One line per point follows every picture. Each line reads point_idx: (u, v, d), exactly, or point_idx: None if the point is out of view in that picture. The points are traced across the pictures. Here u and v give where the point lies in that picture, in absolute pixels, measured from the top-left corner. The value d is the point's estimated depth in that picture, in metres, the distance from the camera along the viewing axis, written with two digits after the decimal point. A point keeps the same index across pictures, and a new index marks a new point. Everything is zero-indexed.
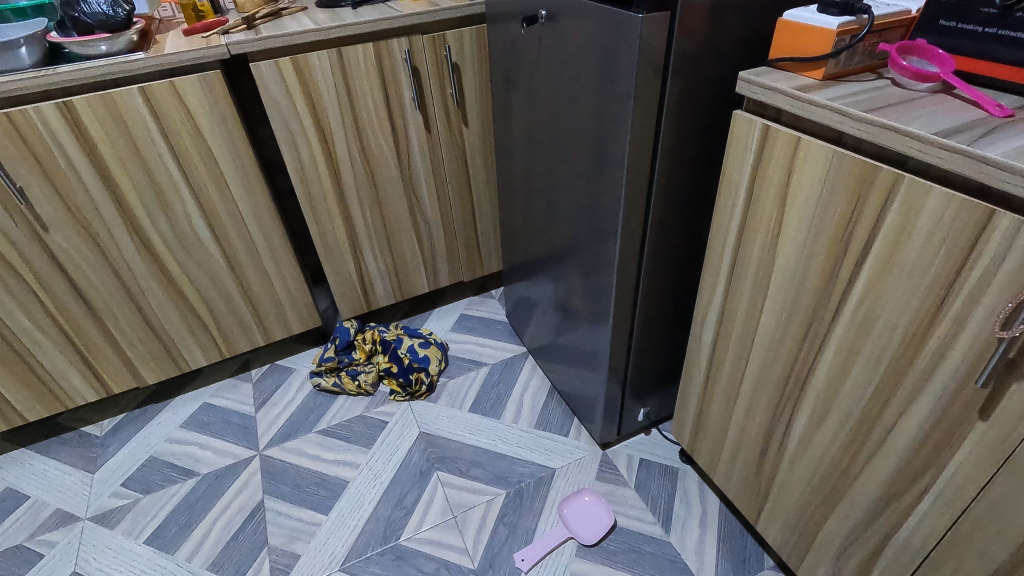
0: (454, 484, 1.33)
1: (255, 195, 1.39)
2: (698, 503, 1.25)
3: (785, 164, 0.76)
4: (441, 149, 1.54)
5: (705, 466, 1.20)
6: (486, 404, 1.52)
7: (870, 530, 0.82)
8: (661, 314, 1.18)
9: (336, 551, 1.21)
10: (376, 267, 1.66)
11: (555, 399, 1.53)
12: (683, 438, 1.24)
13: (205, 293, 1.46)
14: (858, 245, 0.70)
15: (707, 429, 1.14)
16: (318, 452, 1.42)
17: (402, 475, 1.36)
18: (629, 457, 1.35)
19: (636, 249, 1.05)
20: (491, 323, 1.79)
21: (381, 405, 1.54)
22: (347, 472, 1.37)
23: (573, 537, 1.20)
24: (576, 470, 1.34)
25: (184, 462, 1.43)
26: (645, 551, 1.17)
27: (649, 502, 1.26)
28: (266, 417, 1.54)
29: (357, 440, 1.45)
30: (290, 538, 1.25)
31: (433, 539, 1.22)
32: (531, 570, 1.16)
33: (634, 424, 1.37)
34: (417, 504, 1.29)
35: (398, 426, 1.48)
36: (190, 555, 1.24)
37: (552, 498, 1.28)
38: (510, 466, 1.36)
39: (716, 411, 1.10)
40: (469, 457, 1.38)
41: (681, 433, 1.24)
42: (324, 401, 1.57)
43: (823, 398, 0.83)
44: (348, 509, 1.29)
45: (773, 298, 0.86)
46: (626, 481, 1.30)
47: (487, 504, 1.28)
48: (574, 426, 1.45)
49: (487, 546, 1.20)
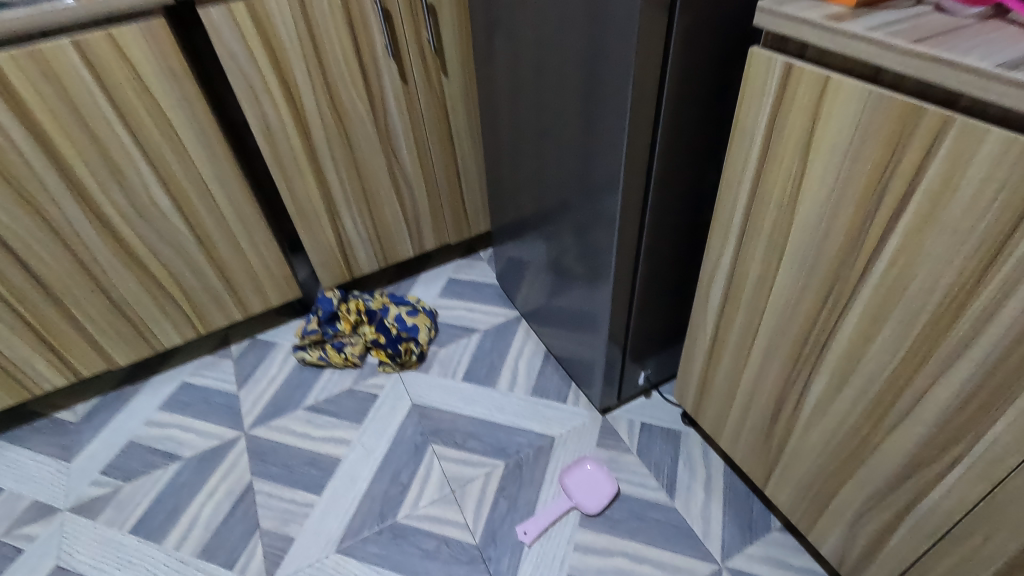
0: (451, 457, 1.28)
1: (218, 160, 1.27)
2: (702, 466, 1.22)
3: (810, 107, 0.68)
4: (419, 102, 1.41)
5: (710, 430, 1.16)
6: (479, 372, 1.46)
7: (890, 499, 0.79)
8: (662, 274, 1.12)
9: (331, 532, 1.17)
10: (356, 232, 1.56)
11: (551, 364, 1.48)
12: (687, 401, 1.20)
13: (172, 268, 1.36)
14: (893, 199, 0.63)
15: (713, 393, 1.10)
16: (307, 430, 1.37)
17: (396, 450, 1.30)
18: (630, 422, 1.31)
19: (638, 206, 0.98)
20: (482, 287, 1.71)
21: (370, 377, 1.48)
22: (338, 449, 1.32)
23: (575, 507, 1.17)
24: (576, 437, 1.29)
25: (166, 446, 1.37)
26: (650, 518, 1.14)
27: (652, 467, 1.22)
28: (250, 395, 1.47)
29: (347, 416, 1.39)
30: (282, 522, 1.20)
31: (432, 515, 1.18)
32: (534, 544, 1.12)
33: (634, 387, 1.33)
34: (413, 480, 1.25)
35: (389, 398, 1.42)
36: (178, 543, 1.19)
37: (552, 467, 1.24)
38: (507, 436, 1.31)
39: (723, 376, 1.05)
40: (465, 429, 1.33)
41: (684, 396, 1.20)
42: (309, 376, 1.50)
43: (843, 364, 0.78)
44: (341, 488, 1.25)
45: (789, 257, 0.79)
46: (627, 447, 1.26)
47: (486, 477, 1.24)
48: (572, 391, 1.40)
49: (488, 520, 1.17)
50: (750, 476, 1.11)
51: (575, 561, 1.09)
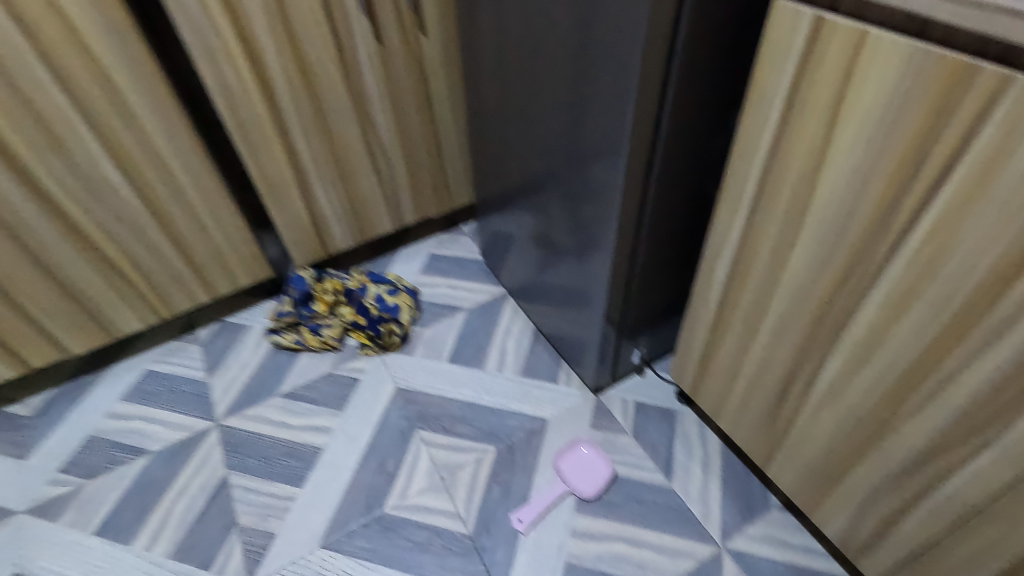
0: (439, 443, 1.22)
1: (174, 128, 1.15)
2: (699, 445, 1.18)
3: (842, 67, 0.61)
4: (395, 64, 1.30)
5: (709, 409, 1.13)
6: (466, 352, 1.40)
7: (908, 482, 0.76)
8: (662, 248, 1.06)
9: (315, 527, 1.11)
10: (330, 206, 1.46)
11: (540, 342, 1.42)
12: (685, 380, 1.16)
13: (128, 248, 1.25)
14: (935, 170, 0.57)
15: (715, 370, 1.06)
16: (285, 418, 1.29)
17: (381, 438, 1.24)
18: (624, 401, 1.27)
19: (641, 175, 0.91)
20: (466, 263, 1.64)
21: (350, 361, 1.40)
22: (318, 438, 1.25)
23: (571, 492, 1.13)
24: (569, 419, 1.25)
25: (131, 440, 1.28)
26: (648, 501, 1.11)
27: (648, 448, 1.19)
28: (221, 382, 1.38)
29: (326, 402, 1.32)
30: (262, 517, 1.13)
31: (422, 505, 1.13)
32: (530, 532, 1.08)
33: (628, 365, 1.28)
34: (400, 468, 1.19)
35: (371, 382, 1.35)
36: (148, 544, 1.11)
37: (545, 451, 1.20)
38: (497, 419, 1.26)
39: (726, 354, 1.01)
40: (453, 412, 1.28)
41: (682, 374, 1.16)
42: (285, 360, 1.42)
43: (862, 345, 0.73)
44: (324, 479, 1.18)
45: (808, 232, 0.74)
46: (622, 428, 1.22)
47: (477, 463, 1.19)
48: (563, 370, 1.35)
49: (480, 508, 1.12)
50: (750, 456, 1.08)
51: (573, 548, 1.06)
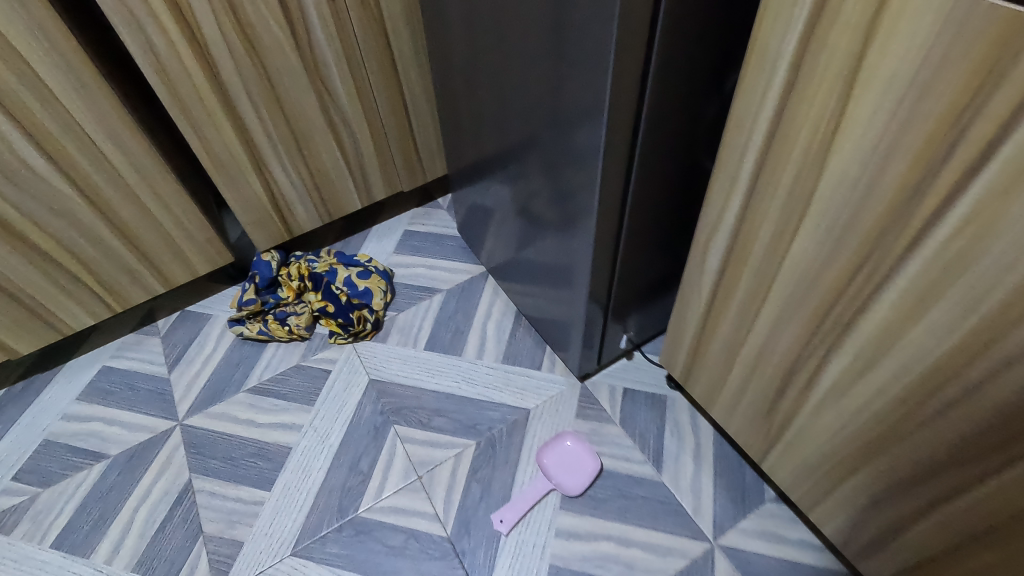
0: (416, 439, 1.15)
1: (98, 103, 1.03)
2: (690, 434, 1.12)
3: (860, 24, 0.50)
4: (351, 23, 1.16)
5: (701, 398, 1.06)
6: (444, 338, 1.31)
7: (916, 490, 0.70)
8: (648, 224, 0.97)
9: (285, 533, 1.05)
10: (291, 183, 1.34)
11: (522, 326, 1.33)
12: (675, 365, 1.09)
13: (66, 240, 1.14)
14: (971, 152, 0.47)
15: (708, 358, 0.98)
16: (251, 416, 1.21)
17: (354, 434, 1.17)
18: (612, 387, 1.20)
19: (623, 147, 0.81)
20: (442, 240, 1.53)
21: (320, 351, 1.32)
22: (287, 437, 1.18)
23: (555, 488, 1.07)
24: (553, 409, 1.18)
25: (88, 444, 1.20)
26: (636, 496, 1.05)
27: (637, 439, 1.12)
28: (183, 378, 1.29)
29: (296, 397, 1.24)
30: (228, 525, 1.07)
31: (397, 506, 1.07)
32: (512, 532, 1.03)
33: (615, 349, 1.21)
34: (375, 467, 1.12)
35: (343, 374, 1.27)
36: (110, 557, 1.05)
37: (528, 444, 1.13)
38: (477, 411, 1.18)
39: (720, 342, 0.93)
40: (430, 405, 1.20)
41: (672, 359, 1.09)
42: (250, 352, 1.33)
43: (873, 344, 0.66)
44: (294, 481, 1.11)
45: (815, 217, 0.64)
46: (610, 417, 1.15)
47: (455, 460, 1.12)
48: (546, 355, 1.27)
49: (460, 509, 1.06)
50: (744, 448, 1.02)
51: (557, 549, 1.00)
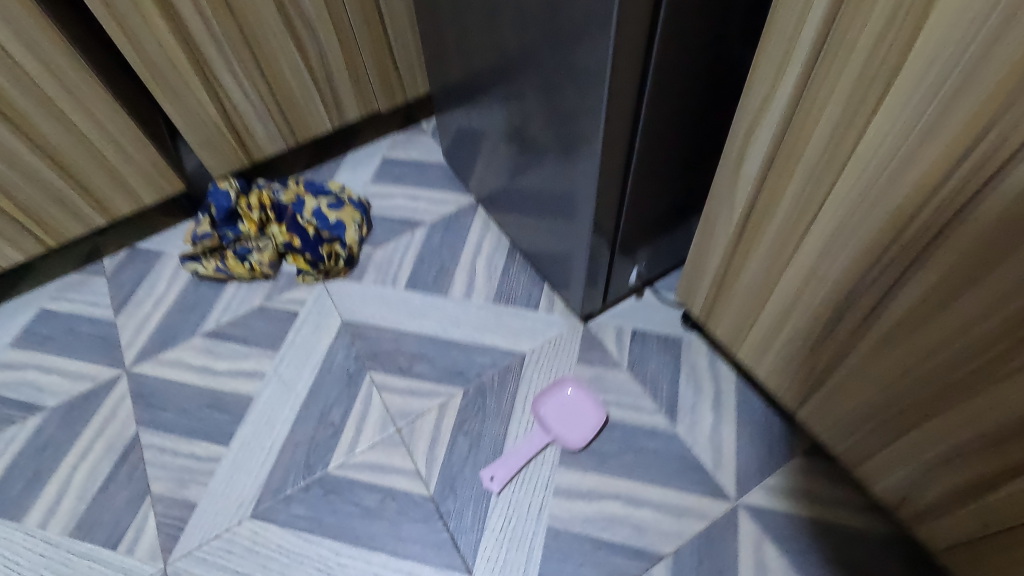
0: (394, 387, 1.01)
1: None
2: (709, 380, 0.97)
3: None
4: None
5: (726, 339, 0.91)
6: (427, 276, 1.15)
7: (1011, 443, 0.56)
8: (669, 127, 0.79)
9: (244, 493, 0.92)
10: (246, 97, 1.15)
11: (517, 261, 1.16)
12: (695, 302, 0.93)
13: None
14: None
15: (738, 291, 0.82)
16: (207, 364, 1.07)
17: (324, 382, 1.02)
18: (620, 328, 1.04)
19: (643, 11, 0.63)
20: (426, 168, 1.34)
21: (287, 291, 1.15)
22: (248, 386, 1.03)
23: (554, 442, 0.93)
24: (552, 352, 1.02)
25: (21, 395, 1.05)
26: (646, 454, 0.91)
27: (648, 385, 0.97)
28: (130, 322, 1.14)
29: (258, 341, 1.09)
30: (179, 485, 0.93)
31: (373, 463, 0.93)
32: (504, 491, 0.89)
33: (623, 285, 1.05)
34: (347, 419, 0.98)
35: (312, 315, 1.11)
36: (44, 520, 0.92)
37: (523, 392, 0.98)
38: (464, 355, 1.04)
39: (754, 269, 0.77)
40: (411, 349, 1.05)
41: (691, 293, 0.94)
42: (207, 292, 1.17)
43: (976, 255, 0.50)
44: (256, 435, 0.97)
45: (911, 82, 0.47)
46: (617, 362, 1.00)
47: (439, 410, 0.98)
48: (544, 294, 1.11)
49: (444, 466, 0.92)
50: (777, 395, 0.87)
51: (556, 510, 0.87)
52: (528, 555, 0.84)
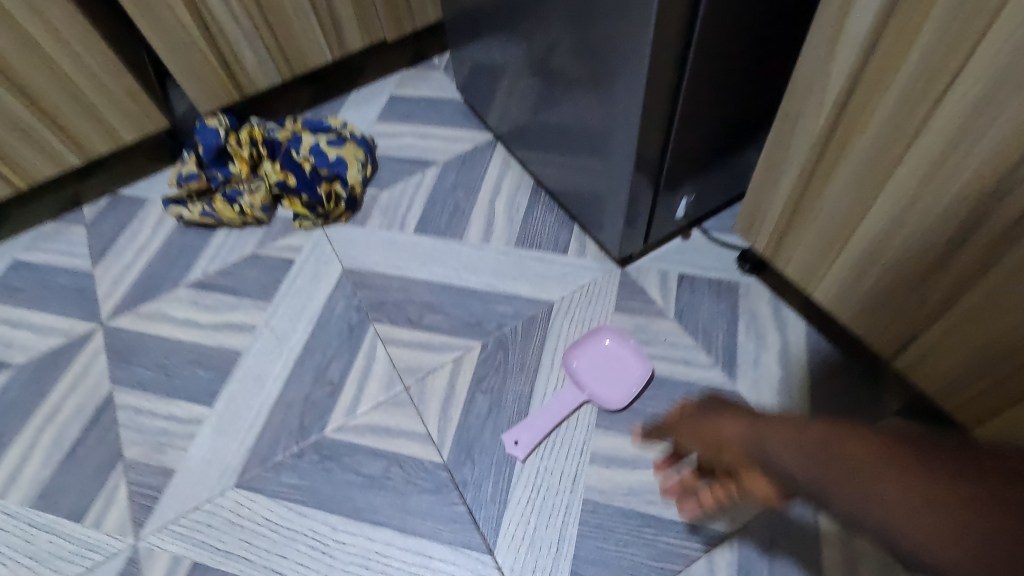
0: (401, 340, 0.87)
1: None
2: (774, 330, 0.82)
3: None
4: None
5: (799, 283, 0.75)
6: (439, 219, 1.01)
7: None
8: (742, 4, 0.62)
9: (228, 459, 0.79)
10: (234, 18, 1.00)
11: (542, 202, 1.01)
12: (759, 241, 0.78)
13: None
14: None
15: (812, 230, 0.68)
16: (192, 316, 0.94)
17: (321, 336, 0.89)
18: (664, 273, 0.89)
19: None
20: (439, 104, 1.19)
21: (282, 238, 1.02)
22: (236, 340, 0.90)
23: (590, 401, 0.78)
24: (585, 300, 0.87)
25: None
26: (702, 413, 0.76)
27: (700, 336, 0.82)
28: (109, 272, 1.01)
29: (248, 291, 0.96)
30: (155, 450, 0.81)
31: (377, 426, 0.80)
32: (530, 458, 0.75)
33: (668, 223, 0.89)
34: (347, 376, 0.84)
35: (310, 263, 0.98)
36: (4, 488, 0.81)
37: (552, 344, 0.84)
38: (482, 305, 0.89)
39: (835, 201, 0.63)
40: (420, 299, 0.91)
41: (754, 230, 0.78)
42: (194, 240, 1.04)
43: None
44: (243, 394, 0.85)
45: None
46: (662, 310, 0.85)
47: (454, 366, 0.84)
48: (573, 237, 0.96)
49: (459, 429, 0.78)
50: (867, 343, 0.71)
51: (593, 480, 0.73)
52: (560, 532, 0.70)
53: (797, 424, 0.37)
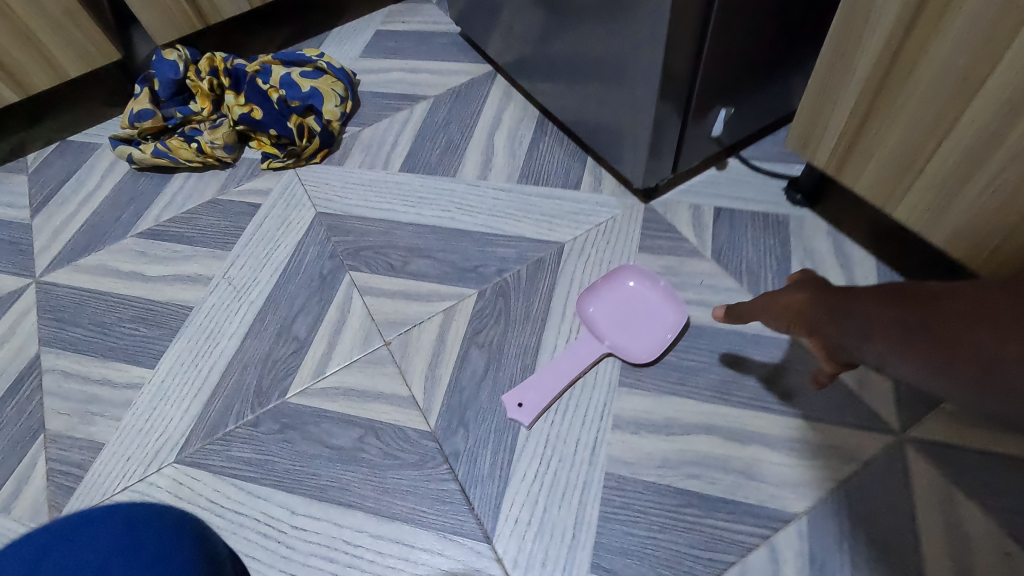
0: (382, 289, 0.72)
1: None
2: (835, 269, 0.67)
3: None
4: None
5: (884, 187, 0.58)
6: (429, 156, 0.86)
7: None
8: None
9: (170, 429, 0.65)
10: None
11: (548, 135, 0.86)
12: (826, 138, 0.60)
13: None
14: None
15: (881, 150, 0.56)
16: (138, 269, 0.80)
17: (287, 286, 0.75)
18: (697, 207, 0.74)
19: None
20: (430, 37, 1.05)
21: (247, 181, 0.88)
22: (188, 293, 0.76)
23: (611, 354, 0.63)
24: (603, 239, 0.73)
25: None
26: (748, 366, 0.61)
27: (744, 277, 0.67)
28: (49, 223, 0.88)
29: (205, 240, 0.82)
30: (83, 421, 0.67)
31: (349, 389, 0.65)
32: (537, 424, 0.60)
33: (703, 148, 0.74)
34: (317, 332, 0.70)
35: (278, 207, 0.84)
36: None
37: (564, 290, 0.69)
38: (478, 248, 0.75)
39: (937, 64, 0.47)
40: (405, 242, 0.77)
41: (819, 127, 0.60)
42: (147, 186, 0.90)
43: None
44: (193, 353, 0.70)
45: None
46: (697, 250, 0.70)
47: (445, 318, 0.69)
48: (587, 171, 0.81)
49: (450, 391, 0.64)
50: (980, 264, 0.54)
51: (618, 450, 0.58)
52: (577, 515, 0.55)
53: (843, 304, 0.42)
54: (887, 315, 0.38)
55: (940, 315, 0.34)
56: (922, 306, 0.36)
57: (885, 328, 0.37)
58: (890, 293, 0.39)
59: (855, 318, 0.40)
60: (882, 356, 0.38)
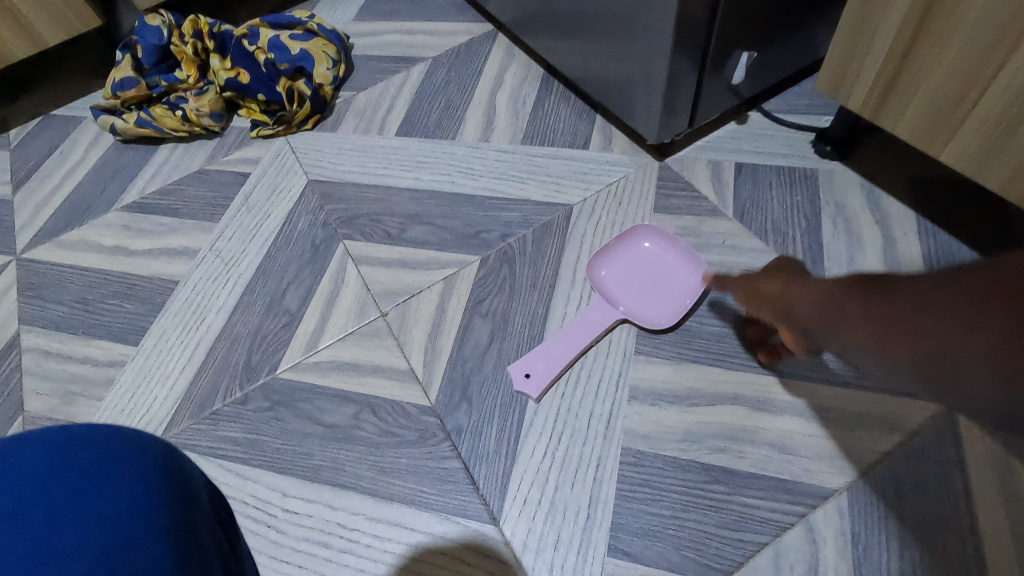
0: (378, 258, 0.68)
1: None
2: (869, 225, 0.61)
3: None
4: None
5: (937, 123, 0.51)
6: (427, 119, 0.81)
7: None
8: None
9: (154, 409, 0.61)
10: None
11: (554, 93, 0.81)
12: (869, 67, 0.53)
13: None
14: None
15: (926, 84, 0.50)
16: (123, 243, 0.76)
17: (278, 258, 0.70)
18: (716, 163, 0.68)
19: None
20: None
21: (236, 150, 0.83)
22: (174, 266, 0.72)
23: (625, 320, 0.58)
24: (615, 199, 0.67)
25: None
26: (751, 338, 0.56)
27: (769, 235, 0.62)
28: (31, 198, 0.84)
29: (191, 211, 0.77)
30: (63, 402, 0.63)
31: (344, 364, 0.61)
32: (546, 397, 0.55)
33: (722, 100, 0.68)
34: (309, 304, 0.65)
35: (268, 176, 0.79)
36: None
37: (573, 253, 0.64)
38: (481, 212, 0.69)
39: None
40: (402, 209, 0.72)
41: (863, 55, 0.53)
42: (132, 158, 0.85)
43: None
44: (178, 330, 0.66)
45: None
46: (717, 209, 0.65)
47: (445, 286, 0.64)
48: (595, 130, 0.75)
49: (451, 363, 0.59)
50: None
51: (636, 423, 0.53)
52: (592, 493, 0.51)
53: (804, 298, 0.41)
54: (843, 306, 0.36)
55: (894, 302, 0.32)
56: (878, 294, 0.34)
57: (837, 318, 0.36)
58: (849, 283, 0.37)
59: (820, 309, 0.38)
60: (843, 345, 0.36)
